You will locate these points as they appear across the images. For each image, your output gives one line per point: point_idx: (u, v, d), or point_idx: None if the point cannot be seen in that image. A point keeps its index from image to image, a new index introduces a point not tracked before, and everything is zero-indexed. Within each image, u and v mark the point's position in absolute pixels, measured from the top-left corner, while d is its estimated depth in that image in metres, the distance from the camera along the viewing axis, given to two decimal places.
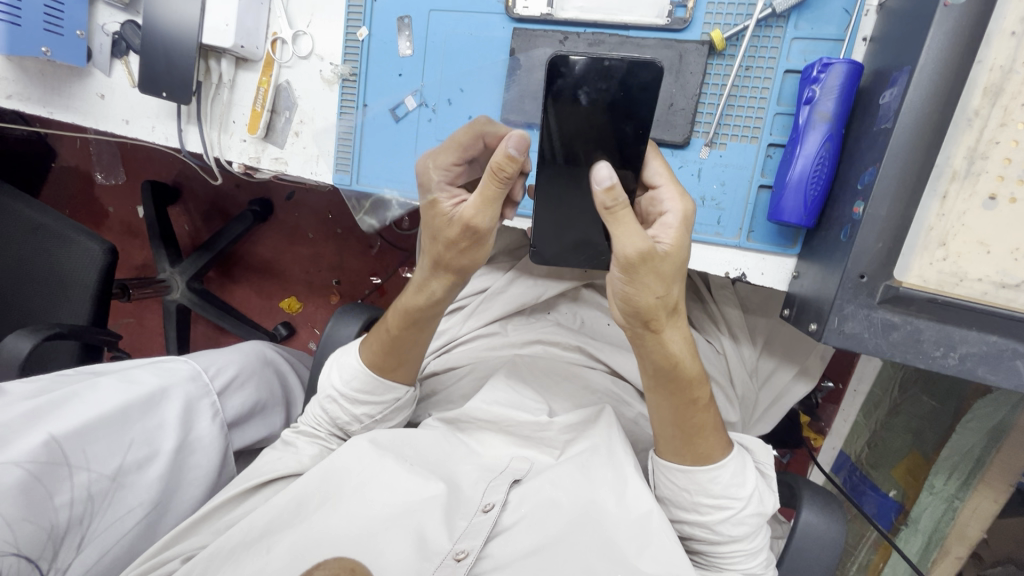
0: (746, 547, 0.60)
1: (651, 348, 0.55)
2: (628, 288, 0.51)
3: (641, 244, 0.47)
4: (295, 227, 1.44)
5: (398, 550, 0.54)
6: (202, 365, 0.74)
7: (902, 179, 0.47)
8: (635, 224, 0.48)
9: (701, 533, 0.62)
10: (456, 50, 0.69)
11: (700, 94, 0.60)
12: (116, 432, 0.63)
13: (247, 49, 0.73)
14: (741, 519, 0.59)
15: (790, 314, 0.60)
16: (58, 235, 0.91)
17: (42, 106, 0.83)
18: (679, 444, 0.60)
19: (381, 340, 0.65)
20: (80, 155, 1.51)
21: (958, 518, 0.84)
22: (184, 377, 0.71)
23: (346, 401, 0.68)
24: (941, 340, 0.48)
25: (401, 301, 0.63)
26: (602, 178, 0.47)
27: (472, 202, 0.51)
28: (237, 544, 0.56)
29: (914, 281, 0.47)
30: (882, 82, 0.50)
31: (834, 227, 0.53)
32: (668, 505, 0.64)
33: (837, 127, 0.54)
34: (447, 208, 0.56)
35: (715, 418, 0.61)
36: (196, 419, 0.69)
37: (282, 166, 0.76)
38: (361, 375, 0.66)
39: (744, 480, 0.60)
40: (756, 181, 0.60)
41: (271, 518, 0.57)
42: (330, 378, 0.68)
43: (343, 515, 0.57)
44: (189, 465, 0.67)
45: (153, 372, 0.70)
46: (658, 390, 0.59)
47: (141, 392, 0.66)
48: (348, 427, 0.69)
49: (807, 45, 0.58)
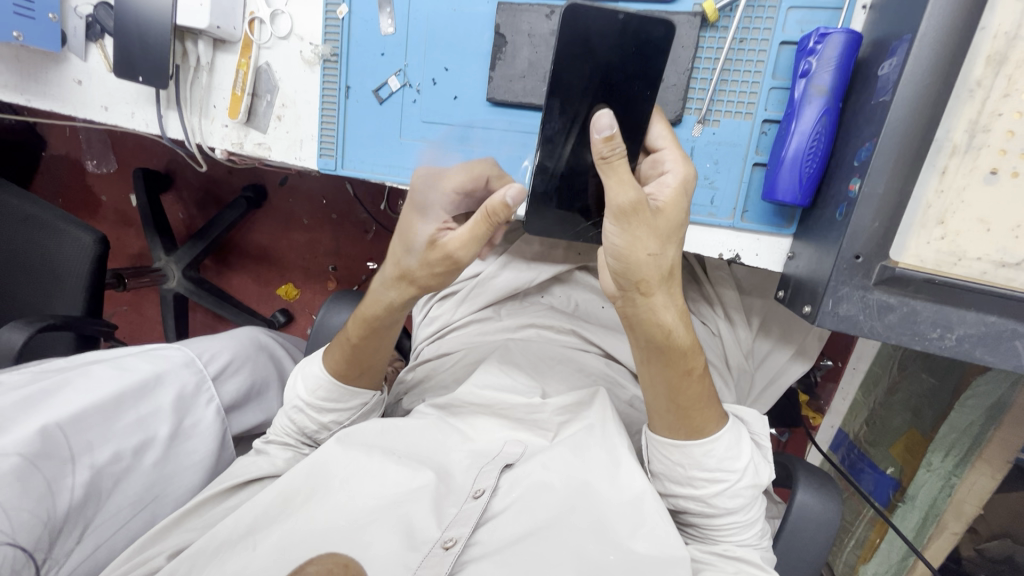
0: (741, 520, 0.60)
1: (641, 313, 0.54)
2: (618, 242, 0.50)
3: (634, 196, 0.47)
4: (289, 214, 1.42)
5: (385, 541, 0.54)
6: (195, 352, 0.74)
7: (899, 155, 0.44)
8: (631, 177, 0.48)
9: (695, 507, 0.61)
10: (440, 26, 0.66)
11: (692, 68, 0.58)
12: (109, 419, 0.62)
13: (224, 30, 0.70)
14: (736, 492, 0.59)
15: (786, 295, 0.58)
16: (45, 225, 0.89)
17: (19, 93, 0.81)
18: (674, 418, 0.59)
19: (342, 351, 0.66)
20: (70, 143, 1.48)
21: (955, 495, 0.85)
22: (179, 363, 0.71)
23: (312, 410, 0.68)
24: (939, 321, 0.46)
25: (358, 314, 0.64)
26: (603, 126, 0.46)
27: (460, 235, 0.54)
28: (222, 542, 0.56)
29: (910, 261, 0.46)
30: (881, 52, 0.48)
31: (830, 207, 0.51)
32: (661, 480, 0.63)
33: (834, 101, 0.51)
34: (433, 231, 0.56)
35: (711, 389, 0.60)
36: (190, 404, 0.69)
37: (265, 152, 0.75)
38: (326, 385, 0.67)
39: (739, 452, 0.59)
40: (751, 159, 0.58)
41: (256, 516, 0.57)
42: (295, 388, 0.69)
43: (331, 507, 0.58)
44: (187, 450, 0.67)
45: (146, 359, 0.69)
46: (651, 363, 0.57)
47: (135, 379, 0.66)
48: (317, 435, 0.70)
49: (805, 14, 0.55)
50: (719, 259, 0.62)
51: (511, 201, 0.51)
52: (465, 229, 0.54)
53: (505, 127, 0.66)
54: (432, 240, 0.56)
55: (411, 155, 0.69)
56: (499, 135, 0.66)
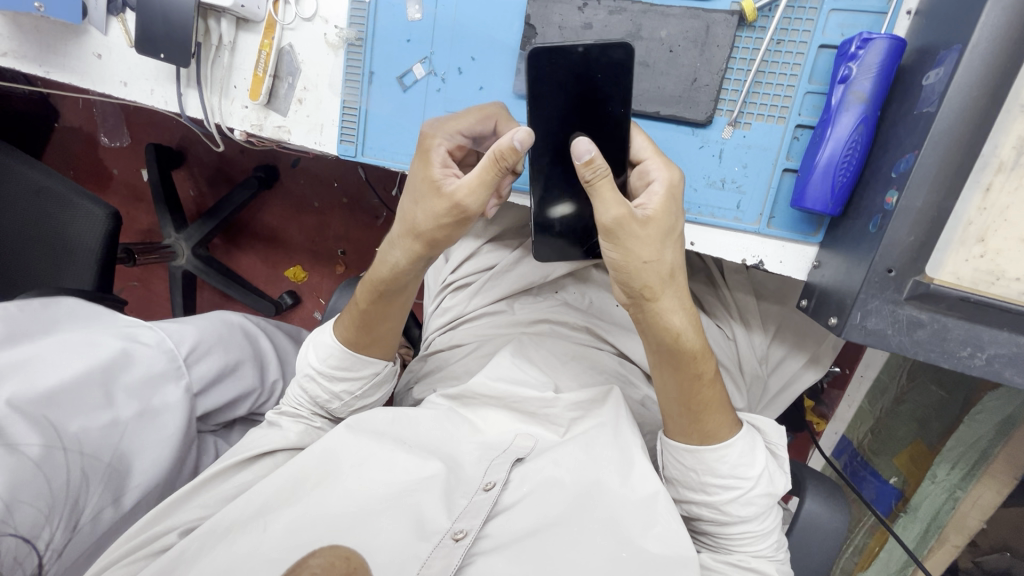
0: (755, 530, 0.59)
1: (650, 319, 0.55)
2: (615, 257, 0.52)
3: (617, 212, 0.50)
4: (300, 195, 1.42)
5: (394, 528, 0.55)
6: (168, 332, 0.72)
7: (942, 166, 0.42)
8: (615, 194, 0.50)
9: (709, 514, 0.61)
10: (468, 14, 0.65)
11: (726, 69, 0.56)
12: (73, 395, 0.61)
13: (247, 9, 0.69)
14: (750, 499, 0.58)
15: (808, 305, 0.57)
16: (60, 197, 0.88)
17: (39, 65, 0.80)
18: (687, 421, 0.59)
19: (351, 319, 0.67)
20: (82, 116, 1.48)
21: (958, 510, 0.85)
22: (147, 342, 0.69)
23: (323, 378, 0.68)
24: (970, 340, 0.44)
25: (368, 277, 0.65)
26: (581, 152, 0.49)
27: (467, 181, 0.53)
28: (233, 522, 0.56)
29: (945, 278, 0.44)
30: (926, 61, 0.46)
31: (862, 217, 0.50)
32: (676, 486, 0.63)
33: (872, 109, 0.50)
34: (437, 174, 0.57)
35: (721, 394, 0.60)
36: (153, 385, 0.67)
37: (284, 135, 0.74)
38: (337, 353, 0.67)
39: (753, 460, 0.59)
40: (781, 164, 0.57)
41: (268, 497, 0.58)
42: (307, 357, 0.70)
43: (340, 494, 0.58)
44: (157, 426, 0.66)
45: (116, 337, 0.68)
46: (659, 370, 0.59)
47: (101, 357, 0.64)
48: (328, 405, 0.70)
49: (846, 18, 0.53)
50: (742, 264, 0.61)
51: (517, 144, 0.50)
52: (473, 175, 0.53)
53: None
54: (436, 183, 0.56)
55: None
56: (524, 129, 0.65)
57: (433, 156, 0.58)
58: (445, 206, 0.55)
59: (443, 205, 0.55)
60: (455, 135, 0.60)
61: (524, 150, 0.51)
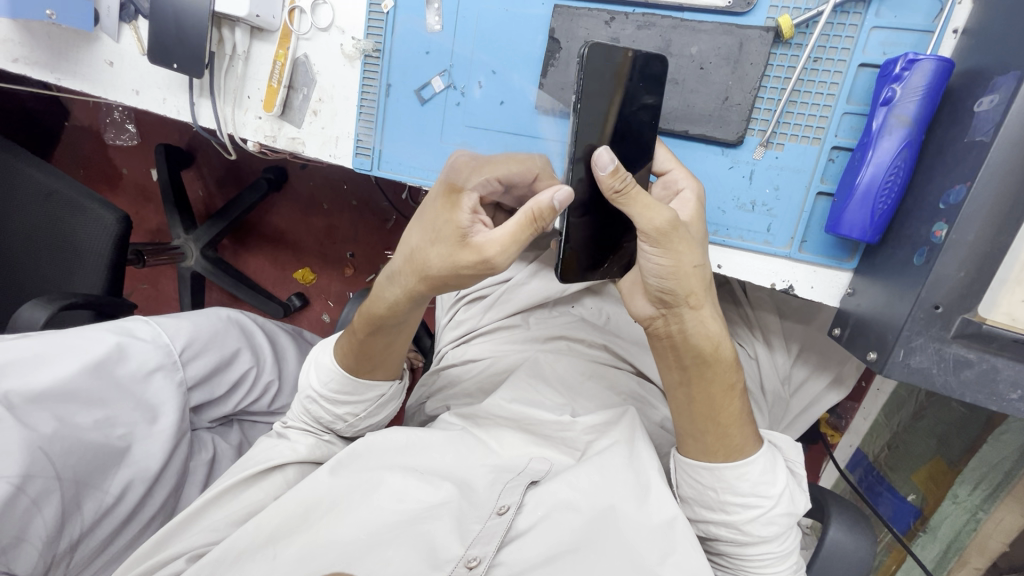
0: (775, 550, 0.58)
1: (692, 326, 0.54)
2: (663, 262, 0.50)
3: (666, 216, 0.48)
4: (310, 200, 1.41)
5: (404, 557, 0.52)
6: (164, 327, 0.71)
7: (997, 199, 0.40)
8: (653, 199, 0.48)
9: (727, 534, 0.59)
10: (490, 28, 0.63)
11: (759, 88, 0.54)
12: (66, 395, 0.60)
13: (262, 18, 0.67)
14: (771, 519, 0.57)
15: (842, 334, 0.55)
16: (70, 203, 0.87)
17: (50, 73, 0.79)
18: (711, 440, 0.57)
19: (350, 345, 0.64)
20: (93, 116, 1.47)
21: (980, 530, 0.85)
22: (144, 338, 0.68)
23: (326, 401, 0.66)
24: (1020, 382, 0.42)
25: (363, 311, 0.61)
26: (605, 164, 0.48)
27: (500, 237, 0.48)
28: (243, 550, 0.54)
29: (1001, 318, 0.40)
30: (977, 85, 0.44)
31: (905, 247, 0.47)
32: (691, 505, 0.61)
33: (916, 134, 0.48)
34: (464, 221, 0.51)
35: (746, 408, 0.59)
36: (147, 381, 0.66)
37: (299, 147, 0.72)
38: (338, 377, 0.65)
39: (775, 478, 0.57)
40: (815, 187, 0.55)
41: (279, 524, 0.56)
42: (309, 378, 0.67)
43: (351, 522, 0.56)
44: (150, 424, 0.65)
45: (113, 333, 0.66)
46: (691, 382, 0.57)
47: (98, 353, 0.63)
48: (332, 426, 0.68)
49: (888, 36, 0.51)
50: (771, 289, 0.59)
51: (557, 204, 0.47)
52: (505, 230, 0.48)
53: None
54: (463, 233, 0.50)
55: None
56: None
57: (462, 199, 0.52)
58: (471, 257, 0.49)
59: (468, 256, 0.49)
60: (489, 180, 0.53)
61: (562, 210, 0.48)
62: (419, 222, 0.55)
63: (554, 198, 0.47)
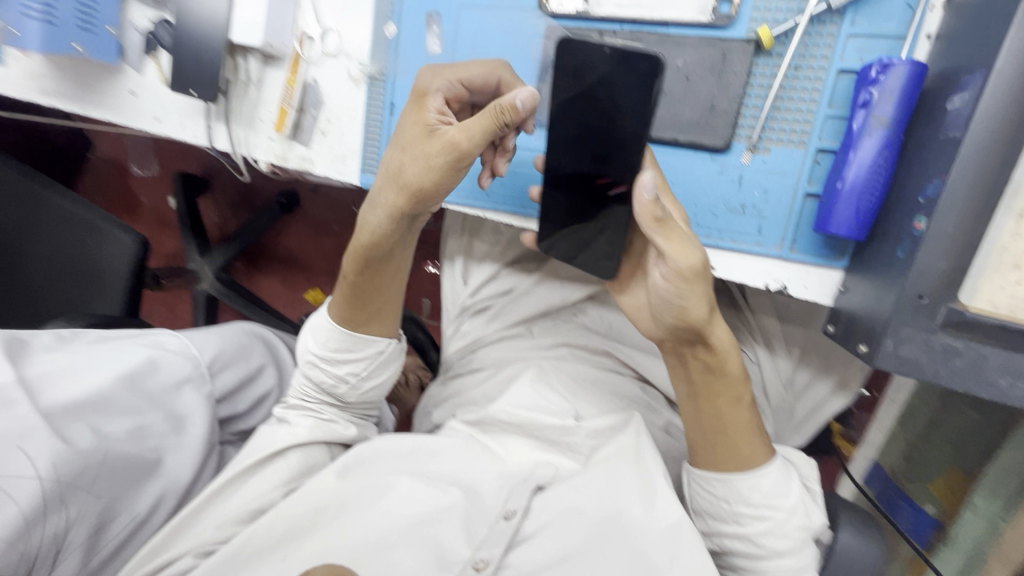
0: (793, 567, 0.55)
1: (709, 355, 0.57)
2: (682, 300, 0.53)
3: (697, 255, 0.50)
4: (320, 221, 1.45)
5: (414, 560, 0.54)
6: (193, 340, 0.72)
7: (973, 191, 0.41)
8: (686, 236, 0.50)
9: (740, 547, 0.59)
10: (486, 48, 0.66)
11: (743, 95, 0.57)
12: (99, 407, 0.61)
13: (274, 46, 0.72)
14: (786, 533, 0.56)
15: (836, 331, 0.55)
16: (93, 228, 0.91)
17: (77, 103, 0.84)
18: (721, 450, 0.59)
19: (343, 292, 0.68)
20: (115, 147, 1.54)
21: (1004, 540, 0.82)
22: (173, 350, 0.69)
23: (326, 362, 0.69)
24: (1011, 369, 0.43)
25: (352, 248, 0.66)
26: (648, 188, 0.49)
27: (465, 125, 0.54)
28: (255, 551, 0.55)
29: (981, 305, 0.42)
30: (950, 85, 0.45)
31: (889, 243, 0.49)
32: (704, 518, 0.62)
33: (895, 133, 0.50)
34: (430, 118, 0.59)
35: (757, 420, 0.60)
36: (178, 393, 0.67)
37: (308, 166, 0.76)
38: (335, 334, 0.68)
39: (788, 490, 0.57)
40: (802, 189, 0.57)
41: (290, 525, 0.56)
42: (306, 344, 0.70)
43: (362, 525, 0.57)
44: (183, 436, 0.66)
45: (143, 346, 0.68)
46: (699, 398, 0.59)
47: (134, 364, 0.65)
48: (335, 390, 0.69)
49: (864, 43, 0.53)
50: (765, 290, 0.60)
51: (519, 104, 0.51)
52: (472, 119, 0.54)
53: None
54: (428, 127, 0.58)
55: None
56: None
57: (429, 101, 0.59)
58: (441, 146, 0.56)
59: (438, 146, 0.56)
60: (451, 82, 0.60)
61: (526, 111, 0.52)
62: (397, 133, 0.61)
63: (517, 98, 0.52)
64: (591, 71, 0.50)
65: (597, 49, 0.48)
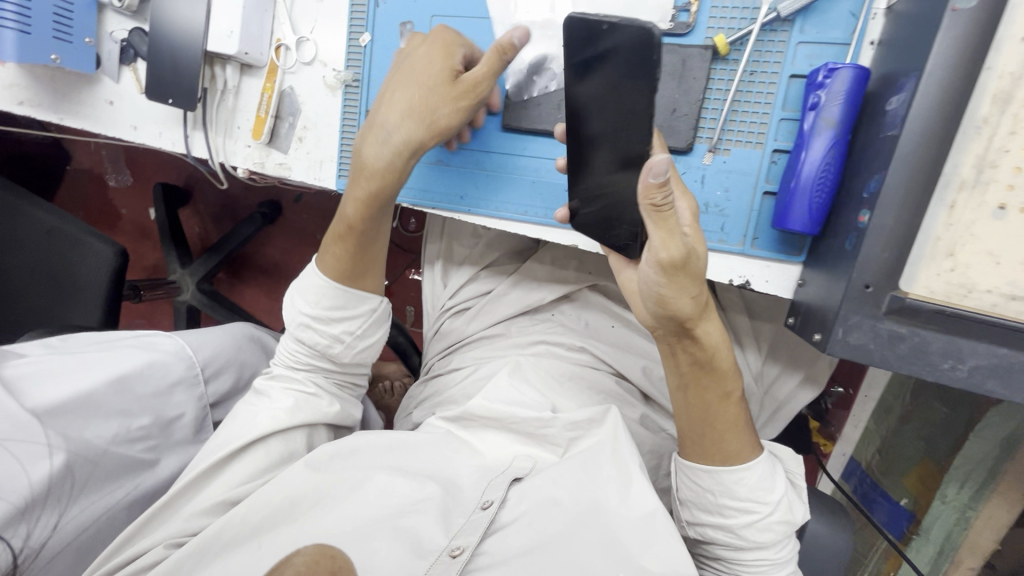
0: (772, 557, 0.58)
1: (687, 345, 0.56)
2: (664, 291, 0.52)
3: (682, 250, 0.48)
4: (302, 229, 1.45)
5: (390, 548, 0.54)
6: (188, 340, 0.72)
7: (909, 185, 0.44)
8: (678, 229, 0.48)
9: (723, 538, 0.61)
10: None
11: (703, 99, 0.59)
12: (86, 411, 0.61)
13: (251, 55, 0.73)
14: (768, 526, 0.57)
15: (795, 322, 0.58)
16: (70, 238, 0.91)
17: (53, 112, 0.85)
18: (704, 442, 0.60)
19: (342, 245, 0.68)
20: (93, 158, 1.53)
21: (971, 529, 0.84)
22: (167, 352, 0.69)
23: (319, 322, 0.69)
24: (951, 352, 0.45)
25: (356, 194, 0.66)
26: (659, 172, 0.44)
27: (480, 71, 0.59)
28: (230, 540, 0.56)
29: (920, 292, 0.45)
30: (889, 87, 0.48)
31: (840, 236, 0.51)
32: (689, 508, 0.63)
33: (843, 133, 0.52)
34: (455, 66, 0.61)
35: (746, 414, 0.61)
36: (170, 395, 0.67)
37: (286, 172, 0.77)
38: (330, 291, 0.69)
39: (773, 485, 0.59)
40: (761, 187, 0.59)
41: (266, 515, 0.57)
42: (295, 305, 0.70)
43: (337, 514, 0.58)
44: (173, 437, 0.68)
45: (137, 349, 0.67)
46: (688, 388, 0.59)
47: (127, 368, 0.64)
48: (329, 351, 0.70)
49: (813, 49, 0.56)
50: (729, 285, 0.62)
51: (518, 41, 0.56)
52: (483, 66, 0.59)
53: (536, 151, 0.67)
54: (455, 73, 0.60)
55: (426, 177, 0.72)
56: (527, 162, 0.68)
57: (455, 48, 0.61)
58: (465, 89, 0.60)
59: (462, 87, 0.60)
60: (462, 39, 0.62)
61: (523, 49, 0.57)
62: (400, 70, 0.62)
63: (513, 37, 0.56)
64: (598, 48, 0.50)
65: (595, 23, 0.48)
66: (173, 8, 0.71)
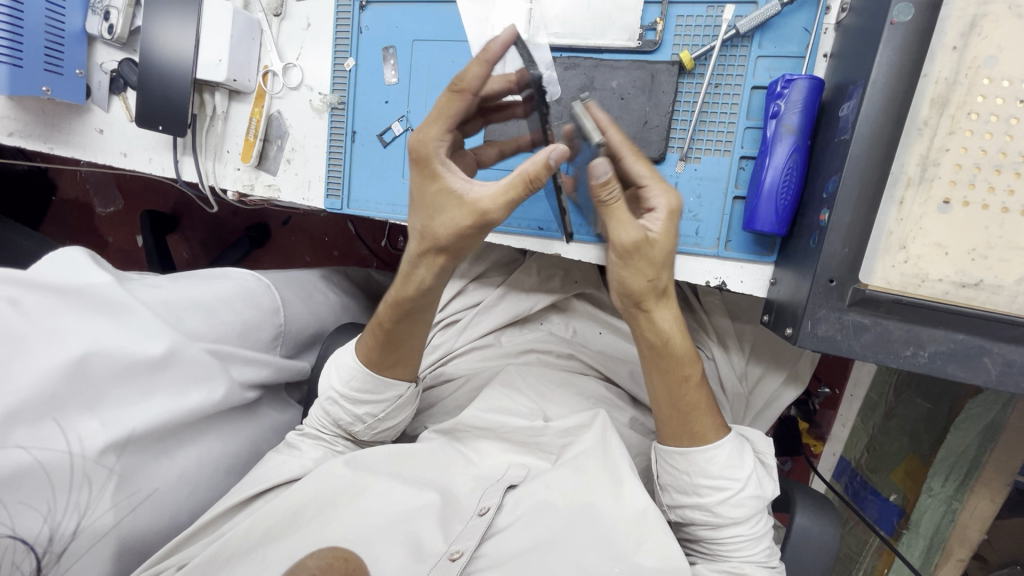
0: (747, 533, 0.60)
1: (641, 327, 0.59)
2: (623, 273, 0.55)
3: (635, 236, 0.51)
4: (292, 251, 1.46)
5: (393, 556, 0.56)
6: (279, 299, 0.82)
7: (863, 184, 0.48)
8: (631, 217, 0.51)
9: (701, 518, 0.61)
10: (440, 77, 0.71)
11: (674, 110, 0.63)
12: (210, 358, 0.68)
13: (239, 82, 0.76)
14: (741, 501, 0.59)
15: (770, 319, 0.60)
16: None
17: (43, 143, 0.86)
18: (676, 423, 0.61)
19: (375, 339, 0.66)
20: (79, 187, 1.53)
21: (958, 520, 0.84)
22: (267, 310, 0.79)
23: (346, 401, 0.69)
24: (911, 339, 0.49)
25: (389, 297, 0.65)
26: (600, 172, 0.48)
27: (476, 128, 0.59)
28: (234, 552, 0.58)
29: (879, 283, 0.48)
30: (841, 95, 0.52)
31: (805, 235, 0.54)
32: (669, 492, 0.64)
33: (803, 139, 0.56)
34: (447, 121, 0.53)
35: (710, 399, 0.62)
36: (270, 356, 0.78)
37: (274, 193, 0.79)
38: (359, 375, 0.67)
39: (742, 462, 0.60)
40: (731, 193, 0.62)
41: (268, 527, 0.59)
42: (329, 379, 0.70)
43: (338, 523, 0.59)
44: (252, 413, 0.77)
45: (243, 301, 0.76)
46: (650, 372, 0.62)
47: (237, 326, 0.73)
48: (351, 428, 0.70)
49: (772, 62, 0.60)
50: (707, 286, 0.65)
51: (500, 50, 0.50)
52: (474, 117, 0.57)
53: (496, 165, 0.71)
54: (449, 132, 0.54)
55: None
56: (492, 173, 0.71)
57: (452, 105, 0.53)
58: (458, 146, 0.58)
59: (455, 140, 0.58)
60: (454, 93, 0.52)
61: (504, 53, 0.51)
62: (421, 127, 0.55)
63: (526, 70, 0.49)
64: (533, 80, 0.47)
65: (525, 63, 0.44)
66: (164, 38, 0.74)
